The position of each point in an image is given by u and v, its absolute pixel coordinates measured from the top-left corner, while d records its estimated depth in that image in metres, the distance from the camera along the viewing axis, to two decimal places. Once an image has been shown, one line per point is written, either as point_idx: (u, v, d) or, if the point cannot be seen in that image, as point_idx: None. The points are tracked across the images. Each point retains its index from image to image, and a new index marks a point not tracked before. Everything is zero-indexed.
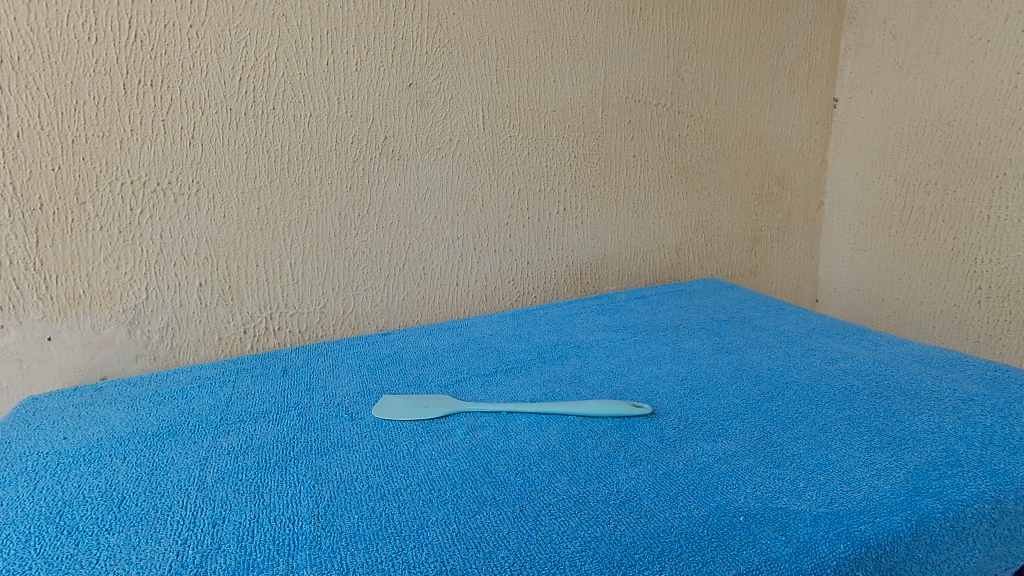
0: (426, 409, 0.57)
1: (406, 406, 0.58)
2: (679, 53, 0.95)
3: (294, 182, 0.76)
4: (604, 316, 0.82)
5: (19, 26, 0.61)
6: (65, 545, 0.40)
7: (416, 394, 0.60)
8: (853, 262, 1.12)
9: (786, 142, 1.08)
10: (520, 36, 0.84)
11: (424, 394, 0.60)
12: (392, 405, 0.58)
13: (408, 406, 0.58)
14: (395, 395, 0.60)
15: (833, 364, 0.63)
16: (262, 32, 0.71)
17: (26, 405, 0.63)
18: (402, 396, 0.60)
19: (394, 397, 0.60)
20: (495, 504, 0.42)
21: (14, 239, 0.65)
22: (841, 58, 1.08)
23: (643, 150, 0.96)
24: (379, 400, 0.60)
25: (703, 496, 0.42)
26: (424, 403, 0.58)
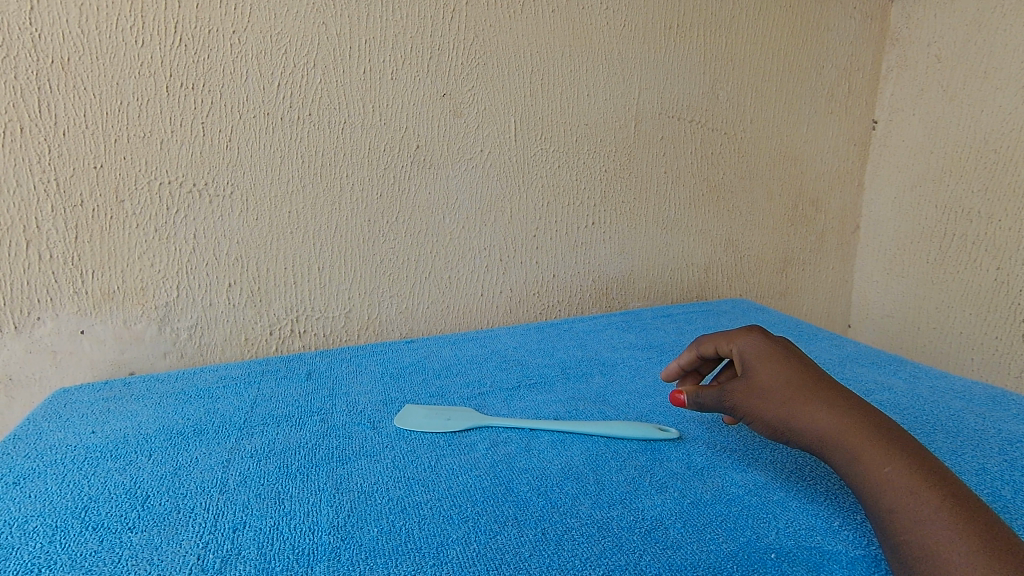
0: (449, 421, 0.56)
1: (427, 418, 0.57)
2: (715, 70, 0.94)
3: (326, 187, 0.77)
4: (630, 334, 0.81)
5: (71, 28, 0.63)
6: (89, 542, 0.41)
7: (438, 405, 0.60)
8: (888, 289, 1.09)
9: (823, 163, 1.06)
10: (556, 49, 0.84)
11: (445, 406, 0.60)
12: (413, 416, 0.57)
13: (430, 418, 0.57)
14: (417, 406, 0.60)
15: (869, 395, 0.60)
16: (302, 39, 0.72)
17: (58, 396, 0.64)
18: (425, 407, 0.59)
19: (416, 408, 0.59)
20: (517, 525, 0.41)
21: (55, 234, 0.67)
22: (882, 79, 1.06)
23: (675, 167, 0.95)
24: (400, 410, 0.59)
25: (732, 530, 0.40)
26: (446, 416, 0.57)
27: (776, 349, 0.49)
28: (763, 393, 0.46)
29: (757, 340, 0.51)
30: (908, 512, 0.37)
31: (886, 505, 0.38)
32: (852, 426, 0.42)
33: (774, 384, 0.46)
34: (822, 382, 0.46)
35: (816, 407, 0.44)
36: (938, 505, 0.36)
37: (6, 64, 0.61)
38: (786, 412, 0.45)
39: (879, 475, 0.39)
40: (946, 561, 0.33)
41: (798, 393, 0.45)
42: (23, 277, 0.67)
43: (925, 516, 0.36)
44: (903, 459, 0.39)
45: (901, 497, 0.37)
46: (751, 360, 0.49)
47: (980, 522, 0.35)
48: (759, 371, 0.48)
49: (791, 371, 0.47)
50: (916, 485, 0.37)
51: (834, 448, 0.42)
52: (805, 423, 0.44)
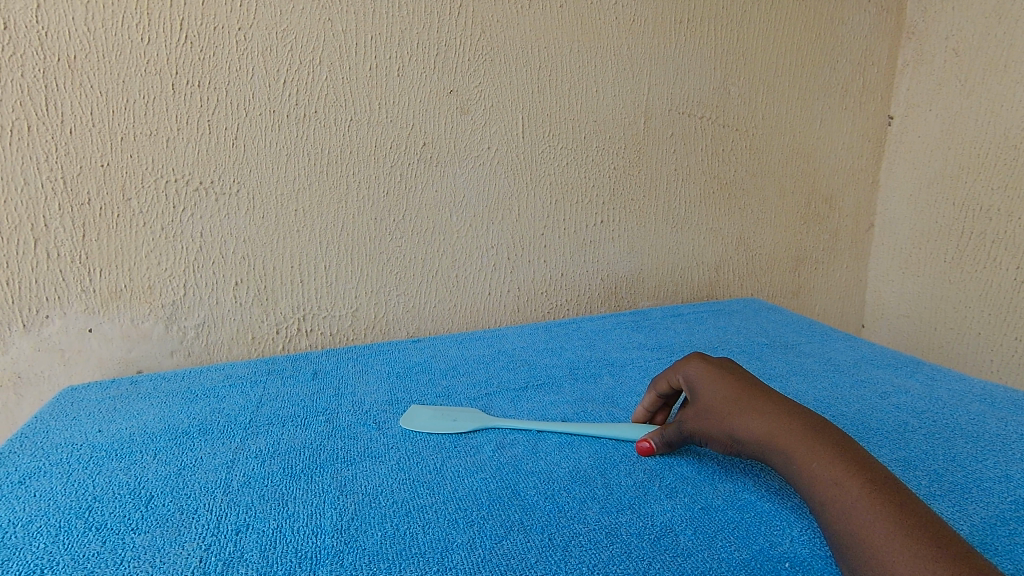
0: (455, 423, 0.56)
1: (435, 419, 0.56)
2: (727, 66, 0.93)
3: (333, 185, 0.76)
4: (639, 334, 0.80)
5: (78, 27, 0.63)
6: (92, 543, 0.41)
7: (445, 406, 0.59)
8: (903, 289, 1.07)
9: (836, 160, 1.04)
10: (564, 44, 0.83)
11: (453, 407, 0.59)
12: (421, 417, 0.57)
13: (437, 418, 0.56)
14: (423, 407, 0.59)
15: (885, 398, 0.59)
16: (308, 36, 0.71)
17: (66, 395, 0.64)
18: (432, 407, 0.59)
19: (422, 409, 0.58)
20: (523, 530, 0.40)
21: (63, 232, 0.67)
22: (898, 74, 1.03)
23: (685, 164, 0.94)
24: (407, 410, 0.59)
25: (744, 537, 0.39)
26: (454, 417, 0.57)
27: (716, 368, 0.50)
28: (706, 415, 0.47)
29: (698, 363, 0.51)
30: (836, 505, 0.37)
31: (818, 500, 0.38)
32: (780, 427, 0.43)
33: (715, 403, 0.47)
34: (756, 390, 0.46)
35: (750, 416, 0.44)
36: (860, 493, 0.37)
37: (13, 62, 0.61)
38: (728, 428, 0.45)
39: (807, 471, 0.40)
40: (876, 551, 0.34)
41: (732, 405, 0.46)
42: (31, 275, 0.67)
43: (851, 507, 0.36)
44: (826, 451, 0.40)
45: (828, 491, 0.38)
46: (694, 384, 0.50)
47: (902, 505, 0.35)
48: (701, 391, 0.49)
49: (727, 385, 0.47)
50: (841, 475, 0.38)
51: (769, 451, 0.43)
52: (741, 432, 0.44)
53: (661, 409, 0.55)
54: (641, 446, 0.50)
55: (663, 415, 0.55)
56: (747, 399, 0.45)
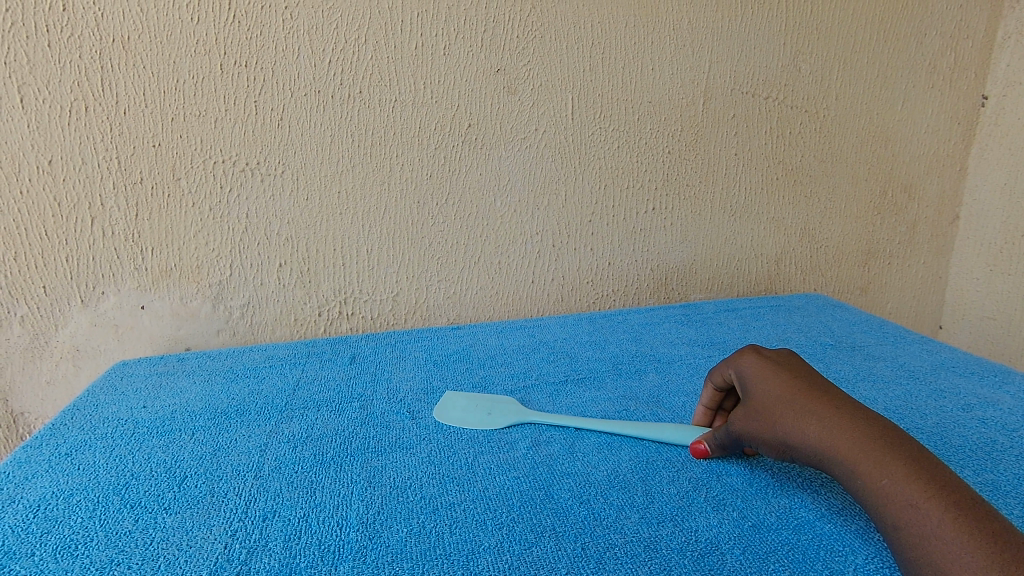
0: (490, 417, 0.54)
1: (469, 409, 0.55)
2: (798, 41, 0.85)
3: (376, 167, 0.75)
4: (689, 329, 0.75)
5: (131, 7, 0.63)
6: (126, 520, 0.41)
7: (480, 395, 0.57)
8: (989, 288, 0.97)
9: (918, 145, 0.95)
10: (619, 20, 0.78)
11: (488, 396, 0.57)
12: (455, 407, 0.55)
13: (472, 409, 0.55)
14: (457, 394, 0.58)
15: (968, 411, 0.53)
16: (354, 14, 0.69)
17: (117, 369, 0.66)
18: (466, 396, 0.57)
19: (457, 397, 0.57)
20: (555, 536, 0.38)
21: (117, 211, 0.68)
22: (996, 48, 0.93)
23: (747, 148, 0.87)
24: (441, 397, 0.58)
25: (800, 562, 0.36)
26: (489, 408, 0.55)
27: (774, 366, 0.45)
28: (757, 416, 0.43)
29: (755, 361, 0.47)
30: (913, 530, 0.33)
31: (891, 522, 0.34)
32: (843, 435, 0.38)
33: (768, 404, 0.43)
34: (817, 392, 0.42)
35: (808, 421, 0.40)
36: (944, 518, 0.32)
37: (71, 43, 0.63)
38: (782, 431, 0.41)
39: (876, 489, 0.35)
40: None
41: (788, 407, 0.41)
42: (88, 252, 0.69)
43: (932, 534, 0.32)
44: (900, 466, 0.35)
45: (903, 513, 0.34)
46: (749, 382, 0.46)
47: (993, 535, 0.31)
48: (752, 390, 0.45)
49: (784, 385, 0.43)
50: (918, 496, 0.33)
51: (828, 461, 0.38)
52: (796, 439, 0.40)
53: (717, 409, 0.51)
54: (698, 449, 0.46)
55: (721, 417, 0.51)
56: (806, 401, 0.41)
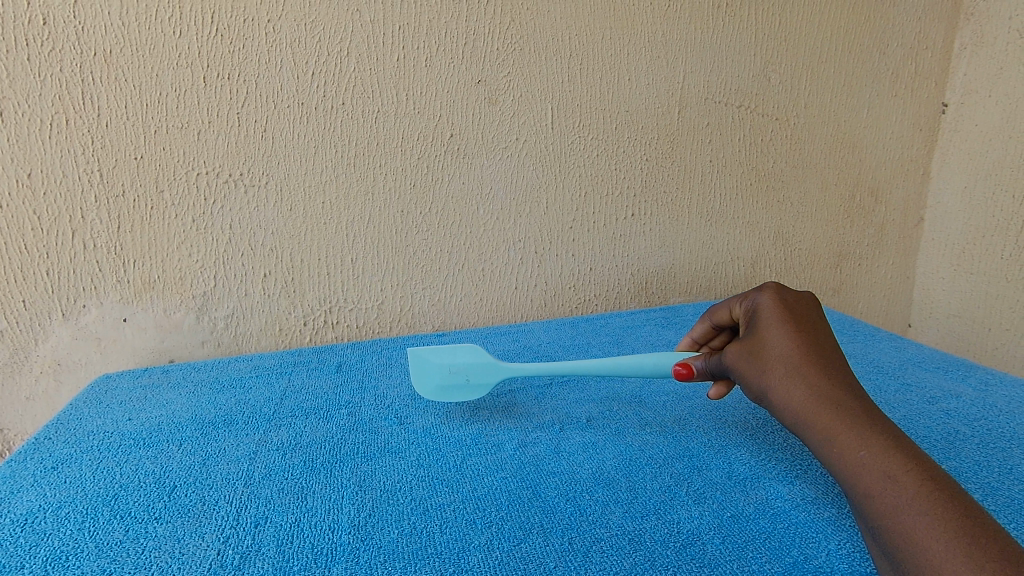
0: (467, 385, 0.57)
1: (448, 379, 0.57)
2: (767, 52, 0.89)
3: (359, 178, 0.76)
4: (669, 331, 0.77)
5: (113, 21, 0.64)
6: (116, 531, 0.41)
7: (449, 355, 0.58)
8: (954, 287, 1.01)
9: (884, 151, 0.98)
10: (596, 31, 0.80)
11: (457, 355, 0.58)
12: (432, 381, 0.57)
13: (449, 378, 0.57)
14: (430, 355, 0.58)
15: (934, 403, 0.56)
16: (336, 27, 0.70)
17: (100, 383, 0.66)
18: (440, 359, 0.58)
19: (432, 360, 0.58)
20: (543, 533, 0.39)
21: (99, 224, 0.68)
22: (954, 58, 0.97)
23: (721, 155, 0.90)
24: (416, 366, 0.57)
25: (777, 549, 0.37)
26: (465, 373, 0.58)
27: (788, 316, 0.47)
28: (754, 360, 0.46)
29: (774, 304, 0.49)
30: (884, 499, 0.35)
31: (862, 490, 0.36)
32: (826, 401, 0.41)
33: (767, 354, 0.45)
34: (817, 355, 0.44)
35: (798, 379, 0.43)
36: (917, 491, 0.34)
37: (51, 57, 0.63)
38: (770, 380, 0.44)
39: (851, 457, 0.38)
40: (930, 558, 0.32)
41: (784, 362, 0.44)
42: (69, 266, 0.69)
43: (904, 504, 0.34)
44: (879, 442, 0.37)
45: (880, 482, 0.36)
46: (759, 324, 0.48)
47: (960, 513, 0.33)
48: (756, 340, 0.47)
49: (789, 341, 0.45)
50: (895, 469, 0.35)
51: (807, 424, 0.41)
52: (782, 395, 0.43)
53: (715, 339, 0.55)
54: (678, 372, 0.52)
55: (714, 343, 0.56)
56: (804, 361, 0.43)
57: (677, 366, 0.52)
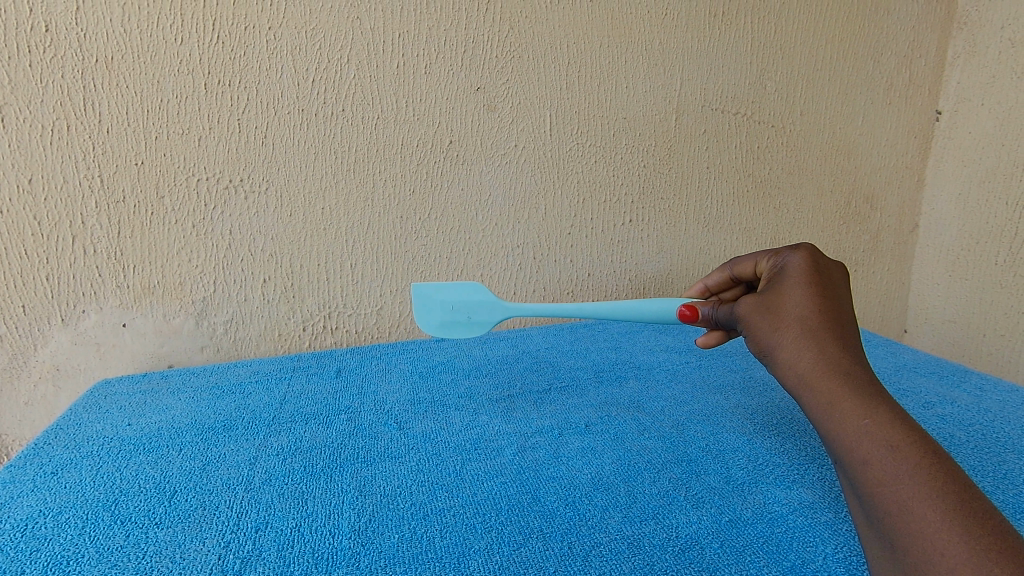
0: (469, 323, 0.62)
1: (448, 317, 0.61)
2: (763, 60, 0.89)
3: (359, 184, 0.76)
4: (667, 336, 0.78)
5: (115, 28, 0.64)
6: (117, 536, 0.41)
7: (451, 291, 0.62)
8: (949, 292, 1.02)
9: (879, 157, 0.99)
10: (593, 40, 0.81)
11: (459, 292, 0.61)
12: (433, 317, 0.62)
13: (450, 315, 0.62)
14: (432, 291, 0.61)
15: (929, 408, 0.56)
16: (336, 35, 0.71)
17: (99, 388, 0.66)
18: (441, 296, 0.61)
19: (434, 297, 0.61)
20: (542, 537, 0.39)
21: (99, 230, 0.69)
22: (947, 66, 0.98)
23: (718, 162, 0.91)
24: (418, 300, 0.61)
25: (774, 553, 0.38)
26: (467, 311, 0.61)
27: (814, 277, 0.47)
28: (768, 316, 0.46)
29: (803, 262, 0.48)
30: (882, 466, 0.35)
31: (860, 455, 0.37)
32: (833, 366, 0.41)
33: (783, 312, 0.45)
34: (832, 321, 0.44)
35: (809, 341, 0.43)
36: (919, 464, 0.34)
37: (53, 64, 0.63)
38: (780, 338, 0.44)
39: (853, 423, 0.38)
40: (926, 529, 0.32)
41: (798, 323, 0.44)
42: (69, 271, 0.69)
43: (904, 474, 0.34)
44: (883, 412, 0.38)
45: (880, 451, 0.36)
46: (781, 280, 0.48)
47: (958, 487, 0.33)
48: (776, 299, 0.47)
49: (809, 304, 0.45)
50: (898, 440, 0.36)
51: (809, 386, 0.41)
52: (790, 356, 0.43)
53: (730, 288, 0.58)
54: (683, 313, 0.55)
55: (730, 294, 0.59)
56: (818, 325, 0.43)
57: (683, 308, 0.55)
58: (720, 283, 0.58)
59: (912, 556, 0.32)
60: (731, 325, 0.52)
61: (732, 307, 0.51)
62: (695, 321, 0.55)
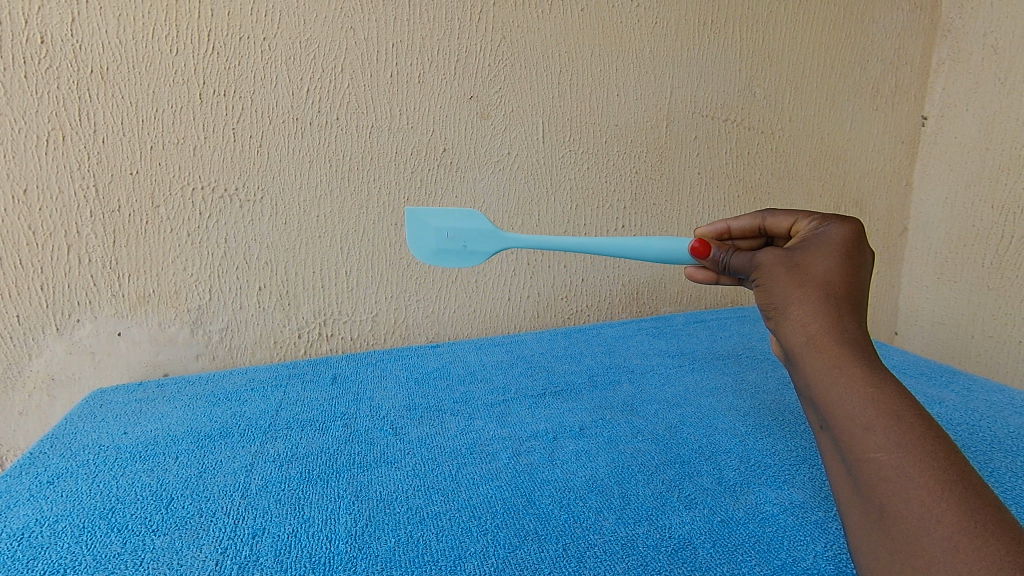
0: (465, 251, 0.62)
1: (443, 244, 0.61)
2: (753, 67, 0.91)
3: (354, 192, 0.77)
4: (660, 340, 0.78)
5: (110, 39, 0.65)
6: (114, 544, 0.41)
7: (449, 220, 0.62)
8: (938, 294, 1.03)
9: (867, 162, 1.01)
10: (585, 49, 0.82)
11: (455, 219, 0.61)
12: (429, 243, 0.62)
13: (445, 244, 0.62)
14: (427, 217, 0.61)
15: None
16: (330, 44, 0.72)
17: (94, 397, 0.66)
18: (437, 223, 0.62)
19: (429, 222, 0.61)
20: (537, 539, 0.40)
21: (94, 239, 0.69)
22: (933, 72, 1.00)
23: (709, 167, 0.92)
24: (412, 224, 0.61)
25: (765, 552, 0.38)
26: (462, 241, 0.61)
27: (850, 248, 0.45)
28: (793, 274, 0.44)
29: (844, 232, 0.46)
30: (884, 433, 0.33)
31: (861, 421, 0.35)
32: (846, 334, 0.39)
33: (809, 274, 0.43)
34: (854, 294, 0.42)
35: (828, 306, 0.41)
36: (922, 434, 0.33)
37: (48, 75, 0.63)
38: (798, 297, 0.43)
39: (859, 389, 0.36)
40: (924, 496, 0.30)
41: (822, 286, 0.42)
42: (63, 280, 0.69)
43: (906, 443, 0.33)
44: (892, 383, 0.36)
45: (884, 418, 0.34)
46: (817, 243, 0.46)
47: (960, 463, 0.32)
48: (802, 261, 0.45)
49: (835, 273, 0.43)
50: (904, 410, 0.34)
51: (816, 350, 0.40)
52: (803, 318, 0.42)
53: (752, 238, 0.55)
54: (695, 248, 0.53)
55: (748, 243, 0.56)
56: (842, 293, 0.42)
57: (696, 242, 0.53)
58: (745, 227, 0.55)
59: (904, 521, 0.30)
60: (743, 276, 0.50)
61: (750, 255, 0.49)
62: (704, 259, 0.53)
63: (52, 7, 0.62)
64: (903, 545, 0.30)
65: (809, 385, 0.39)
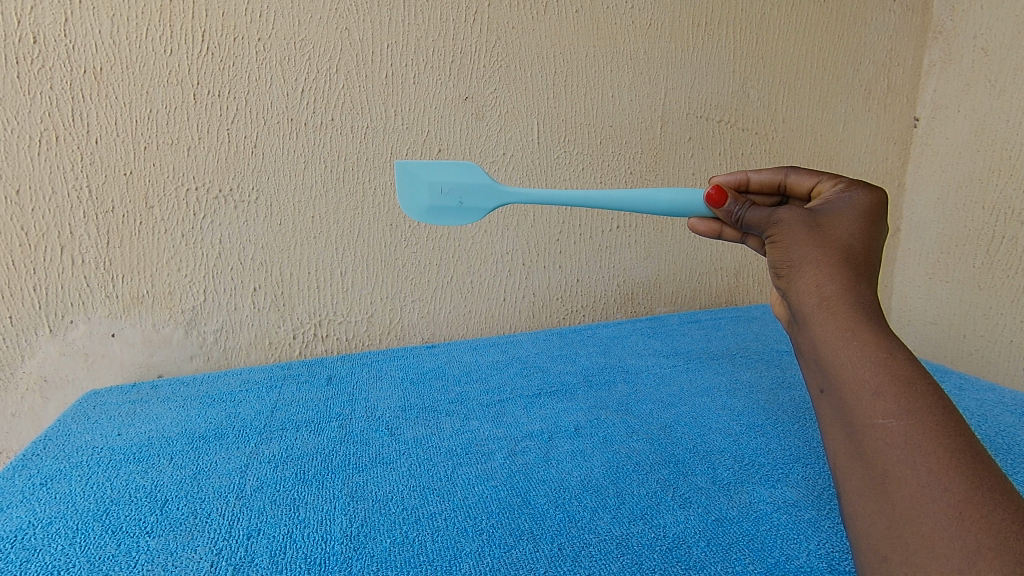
0: (461, 207, 0.61)
1: (439, 200, 0.60)
2: (747, 68, 0.91)
3: (349, 192, 0.77)
4: (654, 340, 0.79)
5: (103, 39, 0.64)
6: (108, 546, 0.41)
7: (444, 175, 0.61)
8: (930, 294, 1.04)
9: (860, 163, 1.02)
10: (580, 50, 0.82)
11: (449, 173, 0.61)
12: (422, 200, 0.60)
13: (440, 200, 0.60)
14: (420, 171, 0.60)
15: None
16: (325, 46, 0.72)
17: (88, 398, 0.66)
18: (431, 177, 0.61)
19: (423, 178, 0.60)
20: (533, 539, 0.40)
21: (88, 239, 0.69)
22: (924, 74, 1.01)
23: (703, 168, 0.93)
24: (407, 180, 0.60)
25: (759, 550, 0.39)
26: (458, 197, 0.61)
27: (872, 216, 0.45)
28: (816, 234, 0.44)
29: (869, 199, 0.46)
30: (895, 400, 0.34)
31: (871, 385, 0.35)
32: (860, 299, 0.39)
33: (831, 237, 0.43)
34: (870, 262, 0.43)
35: (845, 271, 0.41)
36: (932, 403, 0.33)
37: (41, 75, 0.63)
38: (817, 258, 0.42)
39: (870, 354, 0.36)
40: (932, 464, 0.31)
41: (841, 250, 0.42)
42: (57, 281, 0.69)
43: (916, 409, 0.33)
44: (903, 351, 0.36)
45: (895, 384, 0.34)
46: (844, 208, 0.45)
47: (965, 432, 0.32)
48: (824, 224, 0.44)
49: (853, 241, 0.43)
50: (915, 379, 0.34)
51: (828, 312, 0.40)
52: (817, 279, 0.42)
53: (770, 195, 0.54)
54: (711, 196, 0.51)
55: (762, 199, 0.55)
56: (860, 261, 0.42)
57: (711, 190, 0.51)
58: (764, 181, 0.54)
59: (908, 489, 0.31)
60: (757, 231, 0.49)
61: (767, 211, 0.48)
62: (717, 208, 0.52)
63: (45, 6, 0.62)
64: (905, 515, 0.30)
65: (816, 346, 0.39)
